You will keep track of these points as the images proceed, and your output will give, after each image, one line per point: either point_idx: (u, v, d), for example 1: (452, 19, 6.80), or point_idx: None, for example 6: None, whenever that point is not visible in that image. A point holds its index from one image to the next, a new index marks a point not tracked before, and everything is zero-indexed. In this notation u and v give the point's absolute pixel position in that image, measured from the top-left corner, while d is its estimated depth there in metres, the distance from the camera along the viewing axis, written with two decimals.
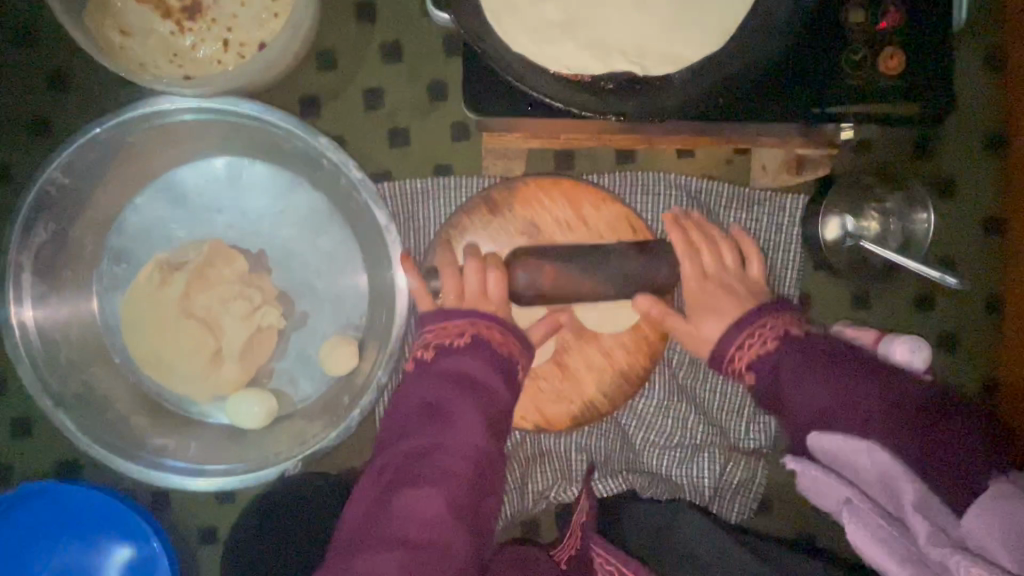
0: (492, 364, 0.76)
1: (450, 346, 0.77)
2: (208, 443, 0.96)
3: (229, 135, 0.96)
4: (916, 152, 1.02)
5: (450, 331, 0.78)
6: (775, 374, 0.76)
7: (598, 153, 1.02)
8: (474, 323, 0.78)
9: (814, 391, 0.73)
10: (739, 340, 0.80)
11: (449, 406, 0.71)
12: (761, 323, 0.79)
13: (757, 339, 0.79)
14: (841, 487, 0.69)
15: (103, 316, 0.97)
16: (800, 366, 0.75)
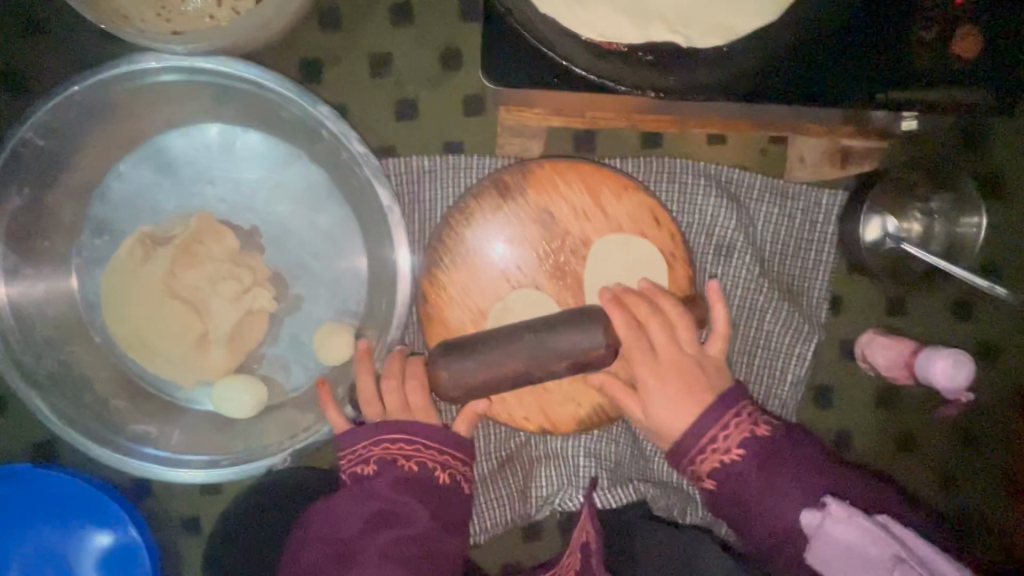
0: (432, 484, 0.70)
1: (384, 463, 0.70)
2: (192, 431, 0.91)
3: (223, 99, 0.88)
4: (966, 149, 0.94)
5: (387, 449, 0.71)
6: (741, 478, 0.66)
7: (621, 136, 0.94)
8: (418, 437, 0.72)
9: (794, 500, 0.64)
10: (712, 434, 0.68)
11: (391, 505, 0.66)
12: (725, 419, 0.69)
13: (727, 436, 0.68)
14: (886, 543, 0.55)
15: (83, 291, 0.90)
16: (777, 468, 0.65)
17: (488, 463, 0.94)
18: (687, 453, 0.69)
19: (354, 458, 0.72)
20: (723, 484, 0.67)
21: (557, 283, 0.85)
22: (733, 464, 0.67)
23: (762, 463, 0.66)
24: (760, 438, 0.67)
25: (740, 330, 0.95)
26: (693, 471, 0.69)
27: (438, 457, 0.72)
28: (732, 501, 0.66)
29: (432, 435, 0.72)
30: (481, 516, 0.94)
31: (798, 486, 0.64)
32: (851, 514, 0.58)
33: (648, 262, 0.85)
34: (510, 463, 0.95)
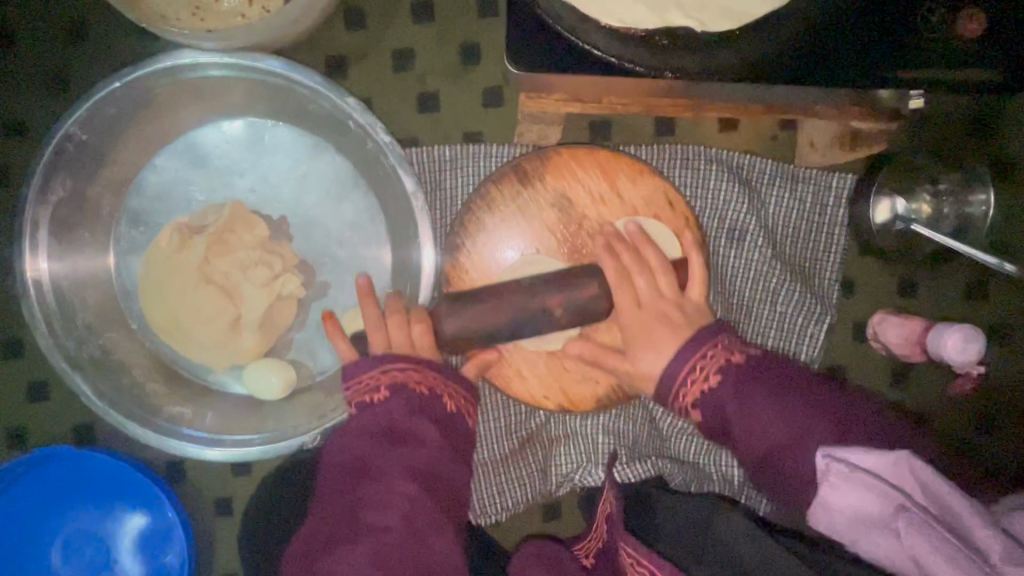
0: (442, 413, 0.71)
1: (396, 388, 0.70)
2: (224, 413, 0.94)
3: (253, 94, 0.92)
4: (977, 132, 0.96)
5: (404, 376, 0.71)
6: (722, 409, 0.68)
7: (636, 123, 0.96)
8: (431, 372, 0.73)
9: (773, 423, 0.65)
10: (688, 366, 0.70)
11: (406, 423, 0.67)
12: (702, 352, 0.70)
13: (705, 364, 0.69)
14: (893, 499, 0.55)
15: (120, 280, 0.95)
16: (753, 392, 0.66)
17: (510, 442, 0.97)
18: (671, 386, 0.72)
19: (363, 384, 0.72)
20: (705, 410, 0.69)
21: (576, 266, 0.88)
22: (713, 387, 0.69)
23: (736, 392, 0.67)
24: (738, 367, 0.68)
25: (752, 311, 0.98)
26: (680, 406, 0.71)
27: (450, 390, 0.74)
28: (716, 429, 0.69)
29: (444, 373, 0.74)
30: (503, 496, 0.97)
31: (787, 409, 0.65)
32: (854, 472, 0.58)
33: (661, 244, 0.88)
34: (530, 443, 0.98)
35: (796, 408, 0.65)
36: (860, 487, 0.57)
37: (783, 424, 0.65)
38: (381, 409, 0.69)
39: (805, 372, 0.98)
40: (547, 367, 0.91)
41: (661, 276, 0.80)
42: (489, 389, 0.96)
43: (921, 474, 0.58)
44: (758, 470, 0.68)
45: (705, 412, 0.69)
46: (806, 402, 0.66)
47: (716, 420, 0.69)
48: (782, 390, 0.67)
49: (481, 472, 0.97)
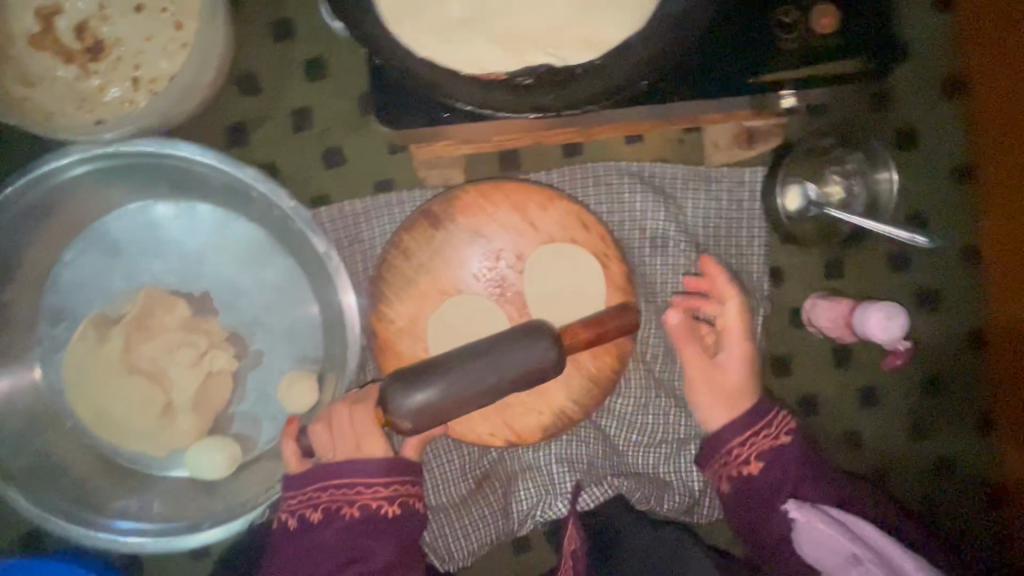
0: (378, 519, 0.74)
1: (329, 512, 0.74)
2: (172, 499, 0.93)
3: (152, 176, 0.91)
4: (874, 111, 0.99)
5: (333, 496, 0.75)
6: (786, 482, 0.75)
7: (543, 149, 0.98)
8: (358, 483, 0.75)
9: (809, 496, 0.74)
10: (740, 440, 0.79)
11: (348, 544, 0.73)
12: (757, 429, 0.79)
13: (746, 446, 0.79)
14: (849, 542, 0.66)
15: (47, 380, 0.93)
16: (766, 463, 0.77)
17: (467, 482, 0.97)
18: (726, 448, 0.80)
19: (301, 500, 0.76)
20: (760, 474, 0.77)
21: (500, 300, 0.89)
22: (778, 450, 0.77)
23: (773, 468, 0.76)
24: (784, 448, 0.77)
25: None
26: (728, 468, 0.79)
27: (383, 493, 0.76)
28: (758, 496, 0.76)
29: (372, 474, 0.75)
30: (467, 538, 0.97)
31: (805, 487, 0.75)
32: (811, 518, 0.70)
33: (580, 263, 0.89)
34: (488, 480, 0.98)
35: (815, 484, 0.75)
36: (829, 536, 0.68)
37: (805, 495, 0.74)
38: (323, 527, 0.73)
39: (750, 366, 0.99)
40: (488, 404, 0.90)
41: (608, 321, 0.78)
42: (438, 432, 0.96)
43: (889, 544, 0.66)
44: (746, 507, 0.77)
45: (748, 480, 0.77)
46: (808, 470, 0.76)
47: (754, 486, 0.77)
48: (789, 461, 0.77)
49: (443, 517, 0.96)
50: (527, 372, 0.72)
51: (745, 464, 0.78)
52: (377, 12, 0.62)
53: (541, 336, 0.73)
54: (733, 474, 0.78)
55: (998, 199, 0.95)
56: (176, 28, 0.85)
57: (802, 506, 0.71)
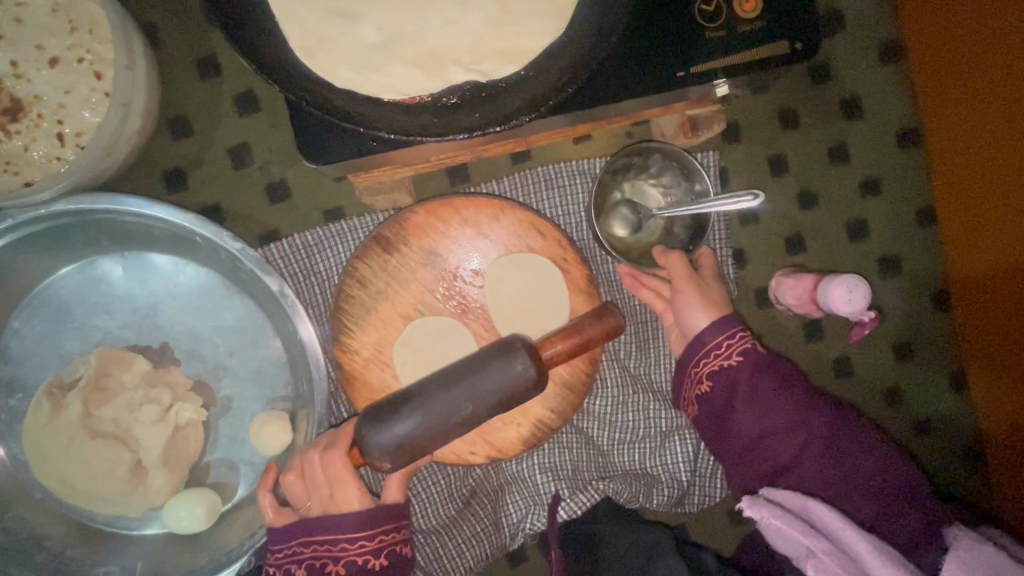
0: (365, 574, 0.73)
1: (313, 570, 0.74)
2: (155, 558, 0.90)
3: (92, 233, 0.88)
4: (816, 84, 0.99)
5: (315, 552, 0.74)
6: (730, 409, 0.75)
7: (490, 159, 0.97)
8: (341, 538, 0.74)
9: (768, 415, 0.74)
10: (717, 342, 0.76)
11: None
12: (714, 346, 0.76)
13: (713, 359, 0.76)
14: (802, 536, 0.65)
15: (11, 453, 0.90)
16: (749, 404, 0.74)
17: (454, 503, 0.96)
18: (693, 353, 0.77)
19: (286, 556, 0.76)
20: (717, 389, 0.76)
21: (464, 316, 0.88)
22: (729, 370, 0.76)
23: (732, 388, 0.75)
24: (735, 368, 0.75)
25: (656, 308, 0.99)
26: (695, 374, 0.77)
27: (368, 546, 0.74)
28: (714, 409, 0.76)
29: (353, 529, 0.74)
30: (462, 556, 0.96)
31: (764, 408, 0.74)
32: (765, 515, 0.67)
33: (540, 272, 0.87)
34: (475, 497, 0.97)
35: (774, 408, 0.74)
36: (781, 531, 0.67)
37: (763, 421, 0.74)
38: None
39: None
40: None
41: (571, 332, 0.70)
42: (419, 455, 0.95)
43: (839, 521, 0.65)
44: (716, 446, 0.78)
45: (707, 400, 0.77)
46: (781, 410, 0.74)
47: (711, 403, 0.76)
48: (764, 398, 0.75)
49: (435, 539, 0.95)
50: (502, 397, 0.66)
51: (700, 382, 0.77)
52: (292, 47, 0.60)
53: (517, 351, 0.66)
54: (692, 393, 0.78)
55: (946, 157, 0.96)
56: (96, 77, 0.81)
57: (755, 503, 0.68)
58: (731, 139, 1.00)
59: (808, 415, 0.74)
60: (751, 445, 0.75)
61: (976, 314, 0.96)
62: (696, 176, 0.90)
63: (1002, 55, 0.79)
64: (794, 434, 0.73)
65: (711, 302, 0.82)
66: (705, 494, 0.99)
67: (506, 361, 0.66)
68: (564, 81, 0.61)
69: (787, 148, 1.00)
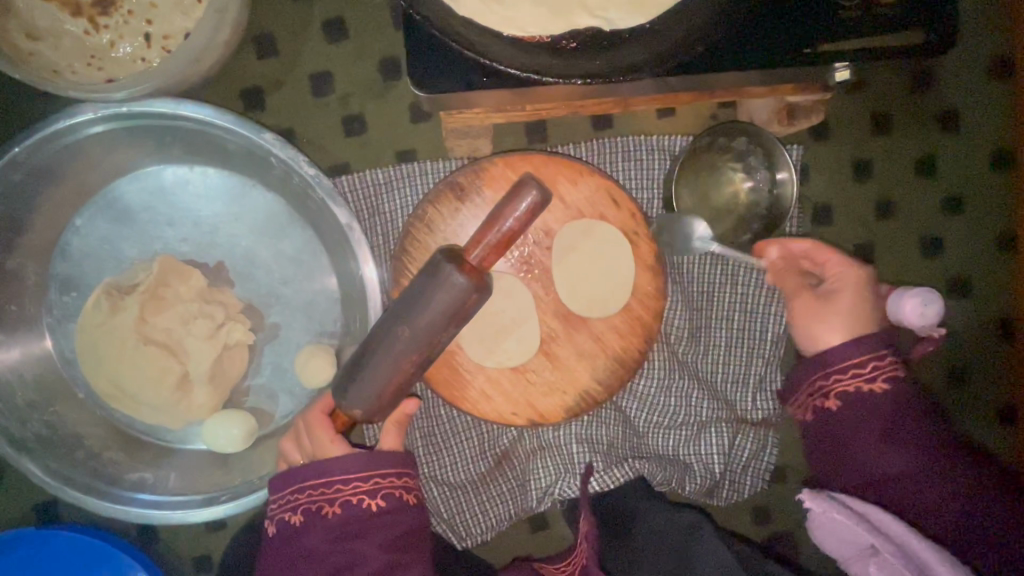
0: (361, 514, 0.77)
1: (310, 514, 0.78)
2: (188, 472, 0.91)
3: (167, 140, 0.87)
4: (914, 90, 0.96)
5: (311, 498, 0.78)
6: (857, 424, 0.71)
7: (570, 122, 0.95)
8: (334, 480, 0.78)
9: (897, 449, 0.69)
10: (859, 361, 0.72)
11: (340, 537, 0.76)
12: (843, 365, 0.72)
13: (874, 369, 0.71)
14: (866, 534, 0.65)
15: (59, 351, 0.91)
16: (892, 433, 0.69)
17: (485, 462, 0.96)
18: (824, 366, 0.74)
19: (283, 505, 0.80)
20: (842, 407, 0.72)
21: (527, 277, 0.87)
22: (864, 394, 0.71)
23: (866, 417, 0.70)
24: (864, 400, 0.71)
25: (714, 297, 0.97)
26: (819, 387, 0.74)
27: (363, 487, 0.78)
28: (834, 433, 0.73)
29: (347, 472, 0.77)
30: (485, 514, 0.97)
31: (896, 445, 0.69)
32: (829, 508, 0.68)
33: (600, 252, 0.86)
34: (506, 460, 0.97)
35: (898, 450, 0.69)
36: (848, 526, 0.67)
37: (890, 459, 0.69)
38: (314, 523, 0.77)
39: (775, 350, 0.97)
40: (512, 384, 0.88)
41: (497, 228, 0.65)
42: (457, 412, 0.95)
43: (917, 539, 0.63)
44: (835, 464, 0.74)
45: (825, 415, 0.73)
46: (915, 448, 0.69)
47: (834, 420, 0.73)
48: (893, 426, 0.70)
49: (462, 494, 0.97)
50: (452, 309, 0.66)
51: (824, 396, 0.73)
52: None
53: (448, 268, 0.66)
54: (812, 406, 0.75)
55: None
56: None
57: (815, 497, 0.69)
58: (819, 136, 0.97)
59: (949, 460, 0.68)
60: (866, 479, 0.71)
61: None
62: (781, 167, 0.90)
63: None
64: (923, 480, 0.68)
65: (851, 329, 0.78)
66: (734, 490, 0.99)
67: (438, 289, 0.66)
68: (692, 39, 0.60)
69: (874, 153, 0.97)
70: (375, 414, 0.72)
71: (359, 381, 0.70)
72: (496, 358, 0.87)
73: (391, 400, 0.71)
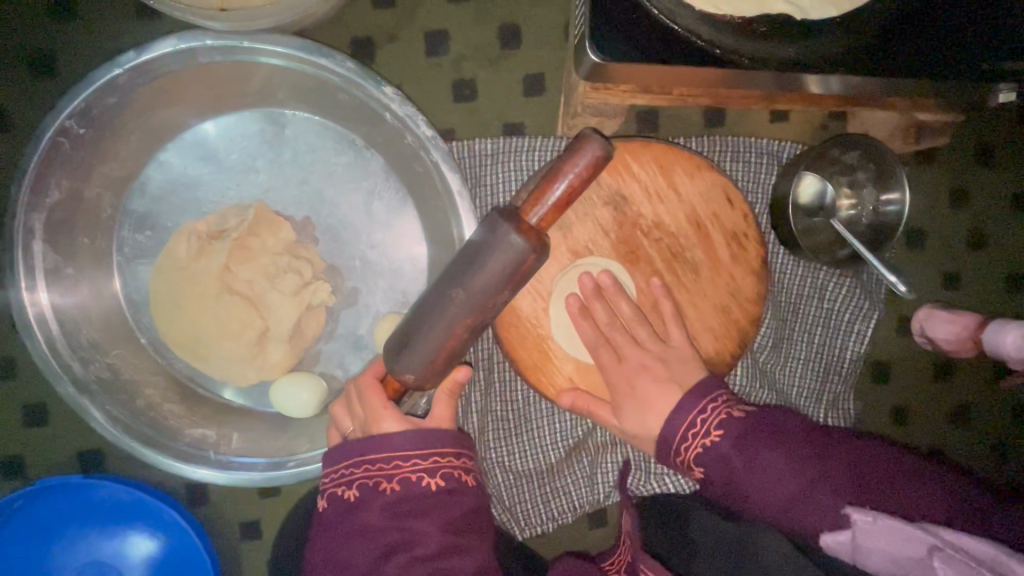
0: (422, 493, 0.69)
1: (367, 489, 0.70)
2: (251, 434, 0.86)
3: (272, 81, 0.82)
4: (1018, 125, 0.96)
5: (369, 472, 0.71)
6: (753, 460, 0.63)
7: (682, 114, 0.93)
8: (394, 456, 0.70)
9: (780, 468, 0.62)
10: (692, 419, 0.68)
11: (398, 518, 0.68)
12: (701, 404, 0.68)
13: (705, 419, 0.67)
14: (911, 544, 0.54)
15: (125, 293, 0.86)
16: (752, 445, 0.63)
17: (556, 453, 0.94)
18: (677, 432, 0.68)
19: (337, 478, 0.73)
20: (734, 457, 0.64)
21: (630, 267, 0.84)
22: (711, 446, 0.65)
23: (753, 440, 0.64)
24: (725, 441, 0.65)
25: (800, 310, 0.96)
26: (683, 461, 0.67)
27: (423, 464, 0.70)
28: (722, 482, 0.65)
29: (407, 448, 0.70)
30: (548, 506, 0.95)
31: (803, 462, 0.62)
32: (881, 515, 0.56)
33: (703, 253, 0.85)
34: (577, 451, 0.94)
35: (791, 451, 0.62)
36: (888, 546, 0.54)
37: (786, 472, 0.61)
38: (369, 501, 0.69)
39: (853, 369, 0.96)
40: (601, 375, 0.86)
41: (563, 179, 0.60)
42: (535, 397, 0.92)
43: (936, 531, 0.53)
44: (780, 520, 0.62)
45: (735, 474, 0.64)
46: (814, 453, 0.62)
47: (737, 472, 0.63)
48: (779, 438, 0.63)
49: (527, 483, 0.94)
50: (510, 270, 0.62)
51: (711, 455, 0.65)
52: None
53: (507, 228, 0.61)
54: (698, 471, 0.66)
55: None
56: None
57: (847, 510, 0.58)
58: (923, 159, 0.97)
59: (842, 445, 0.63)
60: (784, 509, 0.61)
61: None
62: (892, 185, 0.88)
63: None
64: (823, 462, 0.61)
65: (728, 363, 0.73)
66: None
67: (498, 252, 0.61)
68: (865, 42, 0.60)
69: (972, 183, 0.97)
70: (423, 382, 0.68)
71: (414, 349, 0.66)
72: (572, 345, 0.85)
73: (445, 367, 0.67)
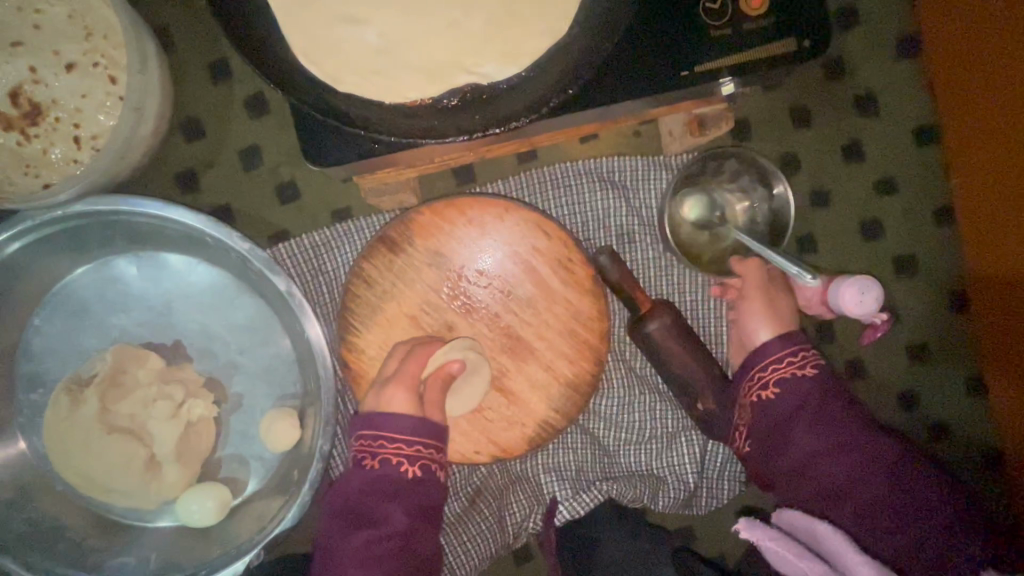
0: (395, 477, 0.77)
1: (356, 462, 0.79)
2: (169, 549, 0.93)
3: (108, 232, 0.89)
4: (827, 81, 0.98)
5: (361, 447, 0.79)
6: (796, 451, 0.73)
7: (496, 159, 0.99)
8: (388, 436, 0.78)
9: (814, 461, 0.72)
10: (780, 355, 0.77)
11: (365, 503, 0.77)
12: (781, 354, 0.77)
13: (776, 368, 0.76)
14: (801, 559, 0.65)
15: (31, 448, 0.93)
16: (811, 394, 0.74)
17: (459, 501, 0.95)
18: (760, 358, 0.77)
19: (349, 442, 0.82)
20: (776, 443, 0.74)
21: (469, 317, 0.88)
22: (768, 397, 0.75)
23: (791, 397, 0.74)
24: (807, 381, 0.75)
25: None
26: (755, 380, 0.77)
27: (407, 450, 0.78)
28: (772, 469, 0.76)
29: (401, 430, 0.77)
30: (468, 555, 0.94)
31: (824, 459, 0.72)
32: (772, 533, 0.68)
33: (535, 283, 0.88)
34: (480, 496, 0.96)
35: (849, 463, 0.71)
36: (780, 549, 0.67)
37: (841, 467, 0.71)
38: (360, 475, 0.77)
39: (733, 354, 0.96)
40: (470, 423, 0.88)
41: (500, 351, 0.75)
42: None
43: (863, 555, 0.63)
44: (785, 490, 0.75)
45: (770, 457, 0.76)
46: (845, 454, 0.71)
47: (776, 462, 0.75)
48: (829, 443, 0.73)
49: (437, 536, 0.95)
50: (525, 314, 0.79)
51: (765, 387, 0.76)
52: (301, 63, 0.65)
53: None
54: (755, 397, 0.76)
55: (966, 151, 0.92)
56: (111, 82, 0.84)
57: (750, 524, 0.69)
58: (742, 137, 0.98)
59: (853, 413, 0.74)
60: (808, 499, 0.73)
61: (992, 324, 0.94)
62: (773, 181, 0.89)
63: (1009, 43, 0.79)
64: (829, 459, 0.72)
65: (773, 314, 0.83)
66: (711, 497, 0.99)
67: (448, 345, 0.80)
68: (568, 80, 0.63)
69: (801, 146, 0.98)
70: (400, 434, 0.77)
71: None
72: None
73: None
